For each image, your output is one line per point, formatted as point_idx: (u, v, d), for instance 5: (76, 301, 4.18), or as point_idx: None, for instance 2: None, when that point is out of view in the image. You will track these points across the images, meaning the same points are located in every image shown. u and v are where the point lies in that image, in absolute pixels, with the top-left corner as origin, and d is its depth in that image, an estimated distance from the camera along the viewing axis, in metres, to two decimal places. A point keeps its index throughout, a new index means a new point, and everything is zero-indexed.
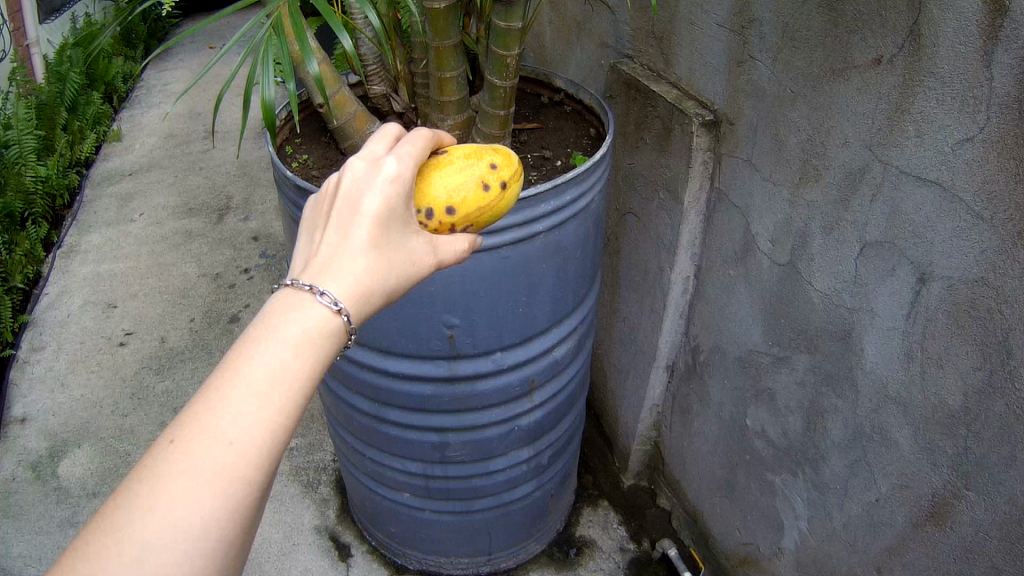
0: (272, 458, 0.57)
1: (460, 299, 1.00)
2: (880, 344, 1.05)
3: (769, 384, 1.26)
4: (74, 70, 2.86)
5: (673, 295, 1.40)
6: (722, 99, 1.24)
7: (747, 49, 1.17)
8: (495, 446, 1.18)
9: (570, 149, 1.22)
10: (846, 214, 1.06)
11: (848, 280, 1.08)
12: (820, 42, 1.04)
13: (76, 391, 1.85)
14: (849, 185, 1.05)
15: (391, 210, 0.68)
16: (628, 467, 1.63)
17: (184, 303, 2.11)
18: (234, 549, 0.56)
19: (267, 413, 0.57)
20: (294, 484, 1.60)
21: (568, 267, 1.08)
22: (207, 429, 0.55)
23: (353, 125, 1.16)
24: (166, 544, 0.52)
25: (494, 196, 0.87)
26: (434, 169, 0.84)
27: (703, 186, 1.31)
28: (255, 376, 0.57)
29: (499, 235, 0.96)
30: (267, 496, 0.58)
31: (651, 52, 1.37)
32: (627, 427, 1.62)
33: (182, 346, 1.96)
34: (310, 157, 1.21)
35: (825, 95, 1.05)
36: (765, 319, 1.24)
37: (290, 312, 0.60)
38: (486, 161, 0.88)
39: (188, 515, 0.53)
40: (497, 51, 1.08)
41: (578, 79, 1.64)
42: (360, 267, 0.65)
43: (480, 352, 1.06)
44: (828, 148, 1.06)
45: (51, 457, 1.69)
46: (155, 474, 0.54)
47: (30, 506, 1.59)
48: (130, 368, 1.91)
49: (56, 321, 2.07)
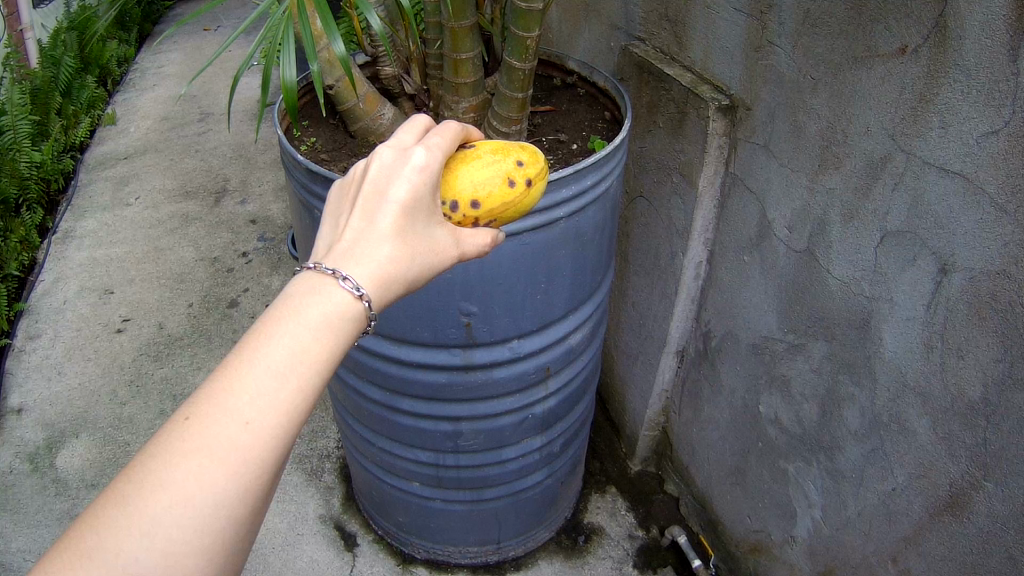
0: (285, 440, 0.57)
1: (478, 287, 0.97)
2: (899, 334, 1.05)
3: (784, 371, 1.24)
4: (67, 53, 2.78)
5: (686, 282, 1.37)
6: (739, 84, 1.22)
7: (767, 34, 1.14)
8: (508, 436, 1.16)
9: (587, 132, 1.19)
10: (867, 202, 1.05)
11: (868, 268, 1.07)
12: (842, 29, 1.02)
13: (73, 380, 1.81)
14: (870, 173, 1.03)
15: (417, 198, 0.69)
16: (636, 453, 1.62)
17: (183, 289, 2.06)
18: (242, 530, 0.56)
19: (282, 396, 0.57)
20: (297, 474, 1.57)
21: (587, 252, 1.06)
22: (223, 408, 0.56)
23: (364, 106, 1.12)
24: (176, 519, 0.53)
25: (516, 193, 0.87)
26: (462, 163, 0.85)
27: (717, 171, 1.28)
28: (274, 358, 0.58)
29: (520, 222, 0.94)
30: (277, 480, 0.58)
31: (664, 34, 1.34)
32: (636, 413, 1.60)
33: (182, 332, 1.92)
34: (319, 139, 1.16)
35: (848, 82, 1.03)
36: (780, 307, 1.22)
37: (312, 296, 0.61)
38: (513, 158, 0.87)
39: (200, 493, 0.54)
40: (517, 33, 1.05)
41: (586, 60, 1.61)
42: (384, 253, 0.65)
43: (497, 340, 1.03)
44: (849, 136, 1.05)
45: (49, 448, 1.65)
46: (169, 450, 0.54)
47: (29, 498, 1.55)
48: (127, 356, 1.87)
49: (52, 309, 2.01)
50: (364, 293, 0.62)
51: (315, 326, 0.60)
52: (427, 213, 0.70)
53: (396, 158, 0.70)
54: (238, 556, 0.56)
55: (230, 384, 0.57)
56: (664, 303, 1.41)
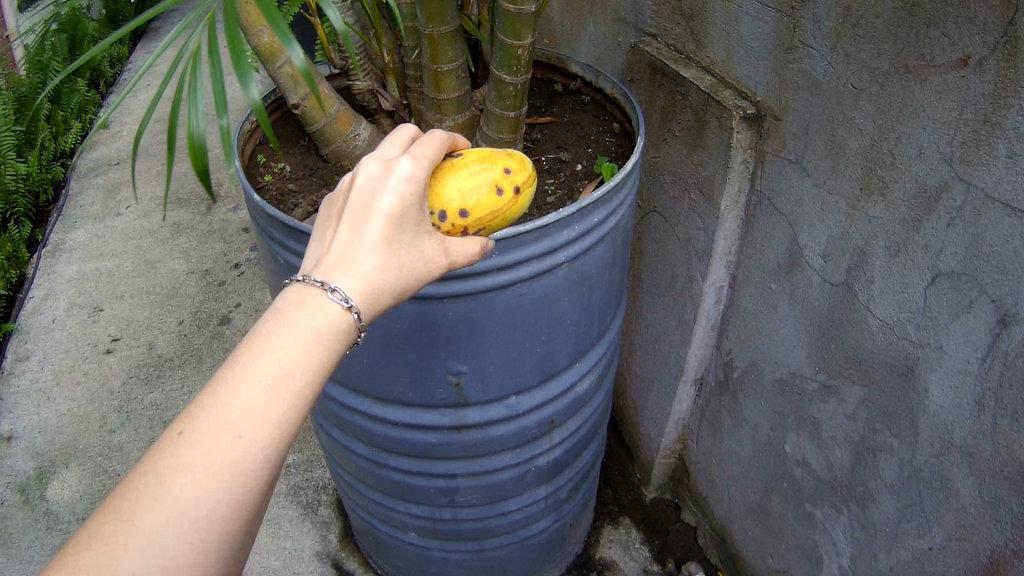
0: (279, 452, 0.57)
1: (468, 345, 0.86)
2: (947, 388, 0.92)
3: (813, 413, 1.13)
4: (54, 57, 2.65)
5: (706, 308, 1.23)
6: (767, 89, 1.07)
7: (799, 34, 1.00)
8: (509, 489, 1.07)
9: (592, 149, 1.05)
10: (918, 236, 0.91)
11: (914, 311, 0.94)
12: (889, 31, 0.87)
13: (63, 405, 1.75)
14: (922, 204, 0.90)
15: (405, 208, 0.68)
16: (651, 479, 1.52)
17: (173, 305, 1.99)
18: (237, 543, 0.55)
19: (275, 410, 0.56)
20: (293, 507, 1.51)
21: (593, 297, 0.94)
22: (216, 423, 0.55)
23: (336, 127, 1.00)
24: (171, 535, 0.52)
25: (506, 200, 0.85)
26: (449, 172, 0.82)
27: (742, 187, 1.14)
28: (265, 371, 0.57)
29: (515, 270, 0.82)
30: (270, 492, 0.57)
31: (679, 30, 1.18)
32: (650, 439, 1.50)
33: (172, 353, 1.85)
34: (288, 165, 1.05)
35: (896, 97, 0.89)
36: (812, 341, 1.10)
37: (302, 308, 0.60)
38: (499, 166, 0.86)
39: (195, 507, 0.53)
40: (507, 41, 0.92)
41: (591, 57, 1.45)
42: (372, 263, 0.64)
43: (492, 398, 0.93)
44: (897, 158, 0.91)
45: (40, 478, 1.61)
46: (163, 465, 0.53)
47: (22, 532, 1.51)
48: (116, 379, 1.81)
49: (41, 328, 1.96)
50: (353, 304, 0.61)
51: (305, 338, 0.59)
52: (415, 222, 0.68)
53: (381, 169, 0.68)
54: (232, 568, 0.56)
55: (222, 399, 0.56)
56: (681, 329, 1.29)
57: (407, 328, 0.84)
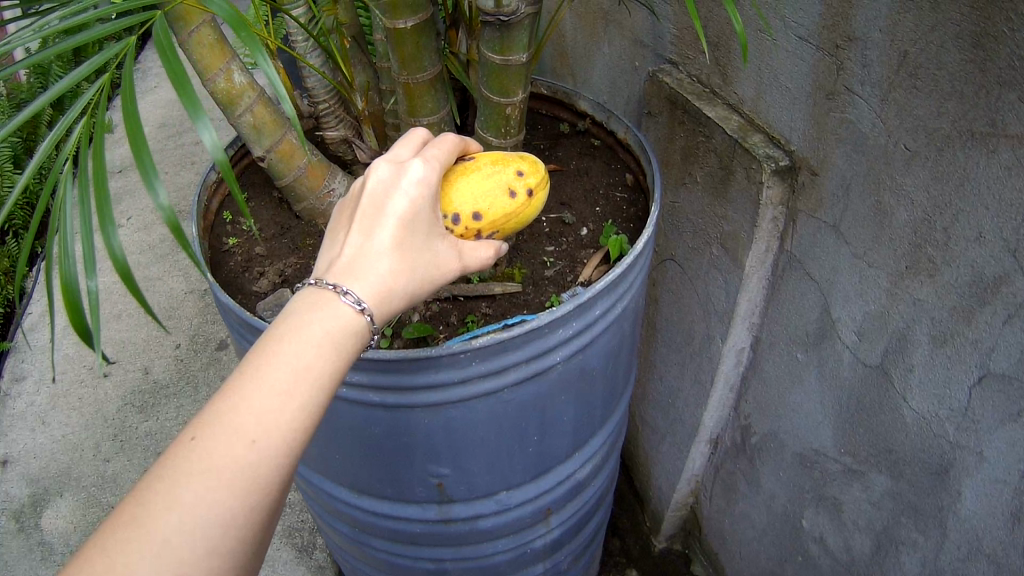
0: (295, 456, 0.53)
1: (447, 450, 0.80)
2: (982, 496, 0.83)
3: (834, 492, 1.03)
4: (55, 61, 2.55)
5: (724, 370, 1.12)
6: (802, 138, 0.94)
7: (844, 77, 0.87)
8: (503, 568, 1.01)
9: (600, 207, 0.94)
10: (969, 329, 0.79)
11: (955, 409, 0.84)
12: (954, 87, 0.74)
13: (59, 431, 1.54)
14: (976, 295, 0.78)
15: (418, 209, 0.64)
16: (660, 530, 1.43)
17: (171, 327, 1.70)
18: (250, 552, 0.51)
19: (291, 413, 0.52)
20: (287, 551, 1.35)
21: (594, 390, 0.85)
22: (229, 425, 0.51)
23: (306, 181, 0.93)
24: (184, 543, 0.48)
25: (520, 205, 0.78)
26: (459, 175, 0.76)
27: (770, 246, 1.02)
28: (279, 374, 0.53)
29: (502, 377, 0.74)
30: (284, 498, 0.53)
31: (703, 61, 1.05)
32: (661, 491, 1.40)
33: (169, 379, 1.59)
34: (256, 222, 0.98)
35: (958, 164, 0.76)
36: (839, 418, 0.99)
37: (316, 311, 0.56)
38: (512, 168, 0.79)
39: (209, 513, 0.49)
40: (495, 99, 0.81)
41: (601, 82, 1.32)
42: (384, 267, 0.60)
43: (478, 495, 0.86)
44: (951, 238, 0.79)
45: (35, 507, 1.43)
46: (175, 472, 0.49)
47: (15, 563, 1.35)
48: (111, 406, 1.57)
49: (38, 345, 1.73)
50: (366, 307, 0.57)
51: (319, 340, 0.55)
52: (427, 224, 0.65)
53: (392, 171, 0.65)
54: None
55: (234, 402, 0.51)
56: (698, 389, 1.19)
57: (380, 433, 0.77)
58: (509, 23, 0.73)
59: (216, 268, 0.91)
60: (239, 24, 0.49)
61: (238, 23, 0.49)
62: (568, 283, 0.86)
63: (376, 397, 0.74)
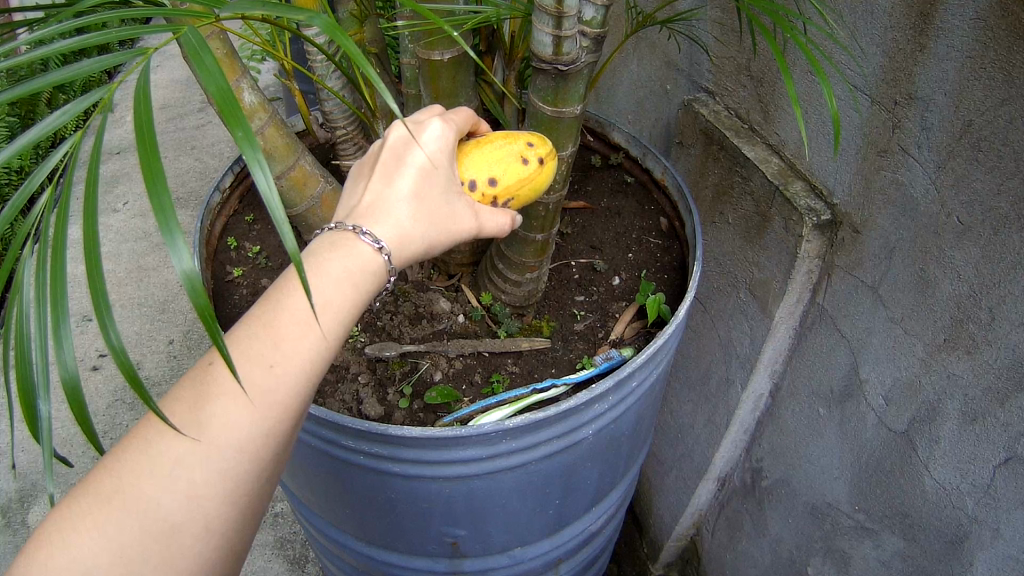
0: (309, 386, 0.54)
1: (465, 515, 0.78)
2: (995, 572, 0.79)
3: (843, 546, 1.00)
4: None
5: (741, 413, 1.13)
6: (845, 193, 0.87)
7: (898, 137, 0.78)
8: None
9: (631, 253, 0.95)
10: (1000, 411, 0.73)
11: (977, 485, 0.78)
12: (1019, 166, 0.66)
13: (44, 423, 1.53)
14: (1016, 380, 0.71)
15: (437, 163, 0.62)
16: (660, 557, 1.45)
17: (163, 321, 1.65)
18: (264, 475, 0.54)
19: (308, 342, 0.53)
20: (278, 563, 1.35)
21: (619, 448, 0.83)
22: (246, 353, 0.52)
23: (318, 210, 0.91)
24: (199, 463, 0.51)
25: (536, 173, 0.71)
26: (468, 146, 0.69)
27: (802, 298, 0.98)
28: (298, 304, 0.54)
29: (530, 450, 0.71)
30: (299, 425, 0.55)
31: (743, 94, 0.99)
32: (663, 519, 1.41)
33: (158, 377, 1.55)
34: (263, 248, 0.97)
35: (1013, 247, 0.68)
36: (855, 477, 0.96)
37: (335, 250, 0.55)
38: (522, 139, 0.71)
39: (225, 434, 0.52)
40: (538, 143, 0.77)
41: (631, 106, 1.27)
42: (404, 214, 0.58)
43: (493, 552, 0.85)
44: (995, 319, 0.71)
45: (22, 502, 1.43)
46: (196, 395, 0.53)
47: None
48: (100, 402, 1.54)
49: None
50: (384, 245, 0.56)
51: (338, 278, 0.54)
52: (448, 179, 0.63)
53: (410, 129, 0.63)
54: (258, 501, 0.55)
55: (248, 331, 0.53)
56: (710, 431, 1.20)
57: (397, 496, 0.75)
58: (566, 72, 0.67)
59: (221, 298, 0.91)
60: (226, 104, 0.38)
61: (226, 100, 0.38)
62: (600, 339, 0.86)
63: (396, 467, 0.71)
